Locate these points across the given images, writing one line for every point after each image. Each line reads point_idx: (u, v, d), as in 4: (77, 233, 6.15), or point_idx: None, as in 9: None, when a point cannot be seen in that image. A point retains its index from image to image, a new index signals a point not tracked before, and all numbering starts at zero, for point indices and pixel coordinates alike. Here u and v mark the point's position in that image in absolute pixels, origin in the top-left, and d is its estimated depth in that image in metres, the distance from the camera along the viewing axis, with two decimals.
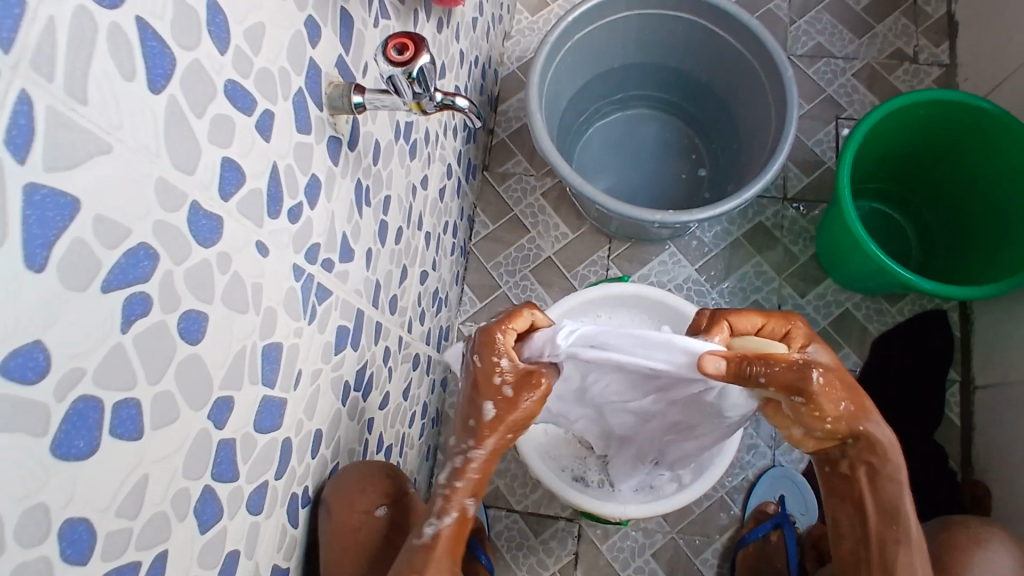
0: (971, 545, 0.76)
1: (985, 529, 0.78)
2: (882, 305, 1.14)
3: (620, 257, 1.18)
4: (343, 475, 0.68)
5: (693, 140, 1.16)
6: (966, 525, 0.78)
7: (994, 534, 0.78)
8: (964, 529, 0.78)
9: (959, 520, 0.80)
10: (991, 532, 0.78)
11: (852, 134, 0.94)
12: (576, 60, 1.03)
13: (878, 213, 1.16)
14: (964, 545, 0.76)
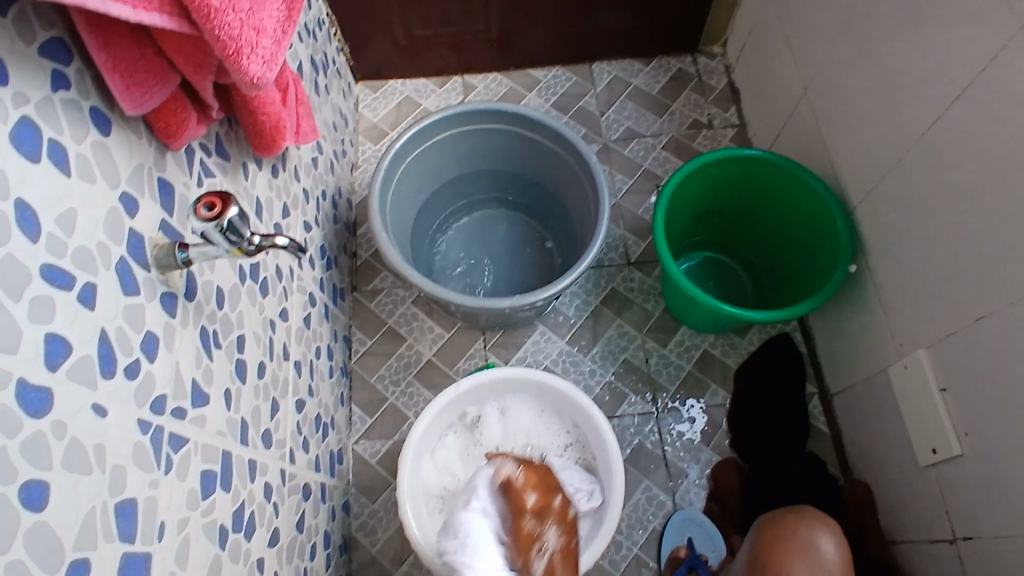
0: (794, 543, 0.78)
1: (798, 517, 0.81)
2: (734, 339, 1.26)
3: (495, 345, 1.25)
4: None
5: (536, 229, 1.28)
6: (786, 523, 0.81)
7: (808, 519, 0.81)
8: (778, 526, 0.81)
9: (773, 518, 0.83)
10: (806, 521, 0.81)
11: (658, 202, 1.08)
12: (413, 179, 1.14)
13: (709, 261, 1.30)
14: (785, 545, 0.78)
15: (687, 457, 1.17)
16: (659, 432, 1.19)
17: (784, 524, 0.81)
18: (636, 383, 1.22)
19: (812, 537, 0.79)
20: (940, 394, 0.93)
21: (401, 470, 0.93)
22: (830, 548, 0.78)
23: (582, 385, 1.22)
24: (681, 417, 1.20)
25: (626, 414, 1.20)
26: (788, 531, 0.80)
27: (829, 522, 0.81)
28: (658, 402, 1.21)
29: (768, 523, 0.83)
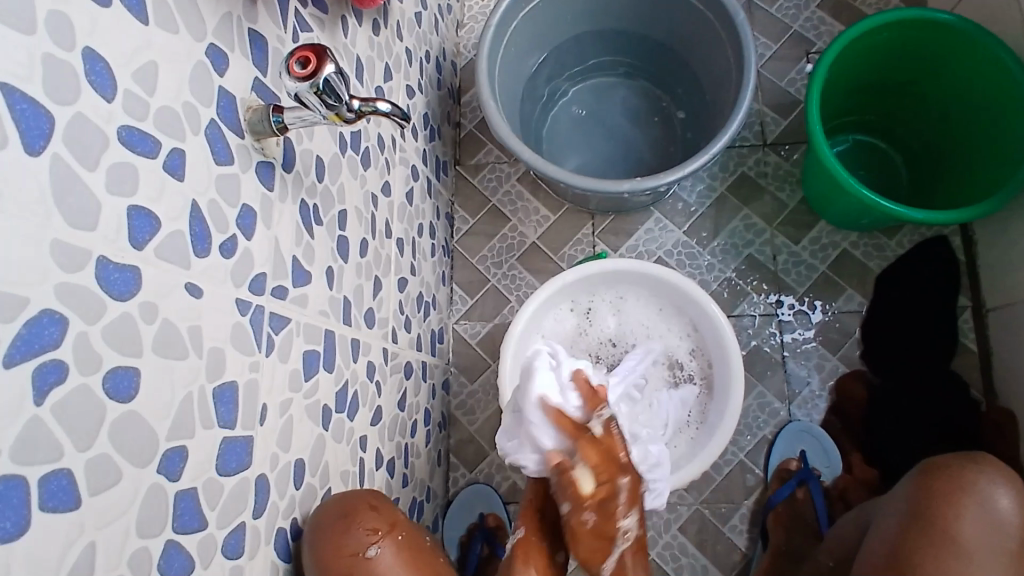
0: (970, 496, 0.68)
1: (974, 463, 0.71)
2: (882, 240, 1.09)
3: (604, 231, 1.16)
4: (327, 509, 0.63)
5: (660, 101, 1.12)
6: (954, 469, 0.71)
7: (987, 469, 0.70)
8: (949, 472, 0.71)
9: (942, 462, 0.73)
10: (987, 473, 0.70)
11: (814, 75, 0.91)
12: (525, 39, 1.01)
13: (863, 145, 1.11)
14: (960, 499, 0.68)
15: (810, 365, 1.07)
16: (780, 337, 1.08)
17: (958, 472, 0.70)
18: (759, 282, 1.10)
19: (989, 487, 0.68)
20: None
21: (503, 358, 0.88)
22: (1008, 503, 0.68)
23: (697, 280, 1.12)
24: (808, 322, 1.08)
25: (744, 315, 1.10)
26: (962, 481, 0.69)
27: (1010, 474, 0.70)
28: (783, 304, 1.09)
29: (933, 466, 0.73)
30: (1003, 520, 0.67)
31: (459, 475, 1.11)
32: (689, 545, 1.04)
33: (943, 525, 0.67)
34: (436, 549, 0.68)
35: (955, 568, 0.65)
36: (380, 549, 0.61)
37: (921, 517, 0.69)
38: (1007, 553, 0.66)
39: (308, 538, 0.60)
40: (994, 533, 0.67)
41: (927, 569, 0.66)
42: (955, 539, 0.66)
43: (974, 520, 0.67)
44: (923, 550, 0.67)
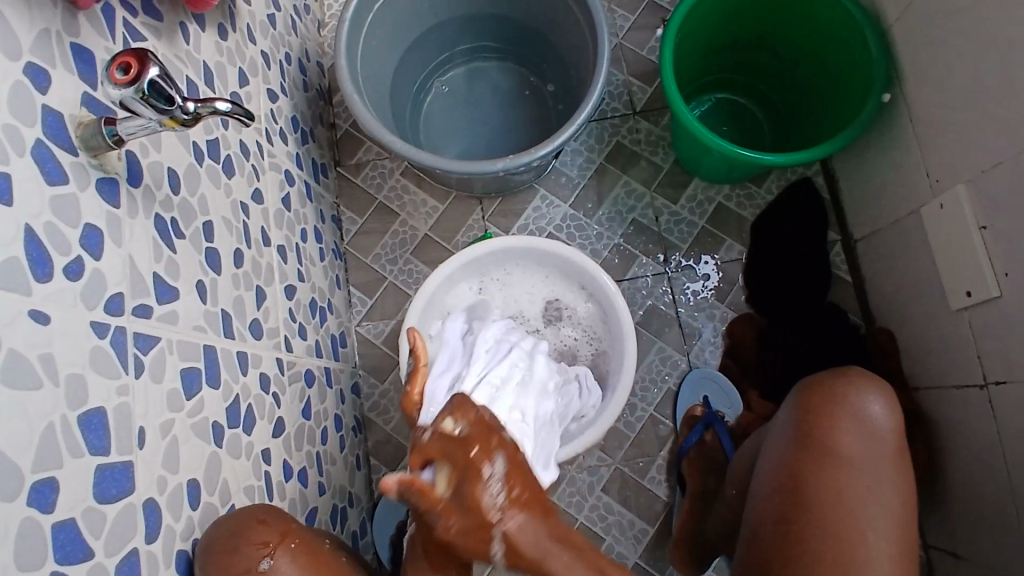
0: (847, 410, 0.69)
1: (850, 377, 0.72)
2: (750, 189, 1.16)
3: (494, 214, 1.17)
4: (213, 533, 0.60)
5: (528, 81, 1.15)
6: (824, 385, 0.72)
7: (860, 383, 0.72)
8: (828, 390, 0.71)
9: (817, 382, 0.73)
10: (855, 383, 0.72)
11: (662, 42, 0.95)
12: (385, 31, 1.00)
13: (725, 103, 1.18)
14: (841, 414, 0.69)
15: (702, 316, 1.12)
16: (672, 293, 1.13)
17: (829, 388, 0.72)
18: (647, 244, 1.15)
19: (864, 399, 0.70)
20: (979, 232, 0.83)
21: (404, 347, 0.88)
22: (883, 413, 0.70)
23: (589, 249, 1.15)
24: (694, 275, 1.14)
25: (636, 277, 1.14)
26: (836, 396, 0.70)
27: (880, 383, 0.72)
28: (671, 262, 1.14)
29: (811, 387, 0.74)
30: (880, 430, 0.69)
31: (382, 476, 1.10)
32: (613, 503, 1.07)
33: (827, 445, 0.68)
34: (336, 550, 0.68)
35: (851, 487, 0.65)
36: (274, 561, 0.60)
37: (806, 442, 0.69)
38: (889, 461, 0.67)
39: (201, 561, 0.58)
40: (875, 442, 0.68)
41: (818, 485, 0.66)
42: (839, 451, 0.67)
43: (854, 432, 0.68)
44: (816, 469, 0.67)
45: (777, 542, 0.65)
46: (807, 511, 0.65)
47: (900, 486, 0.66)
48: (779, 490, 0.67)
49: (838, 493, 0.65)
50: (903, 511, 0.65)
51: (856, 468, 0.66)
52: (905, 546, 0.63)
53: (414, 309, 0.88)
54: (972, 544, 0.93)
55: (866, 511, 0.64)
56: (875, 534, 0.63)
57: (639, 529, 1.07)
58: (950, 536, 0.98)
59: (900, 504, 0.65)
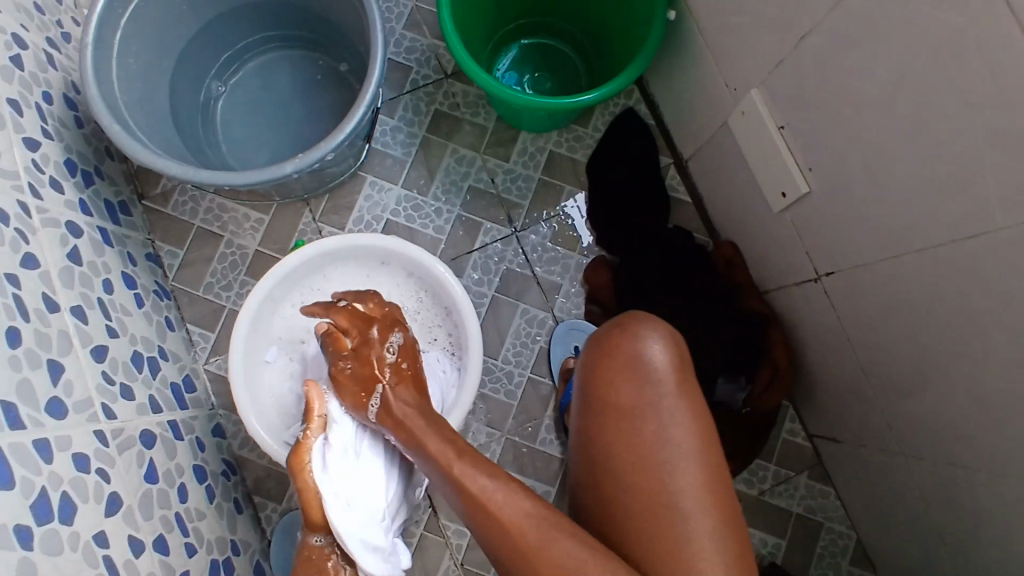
0: (624, 363, 0.67)
1: (626, 325, 0.69)
2: (578, 131, 1.14)
3: (325, 213, 1.10)
4: None
5: (320, 65, 1.07)
6: (604, 339, 0.70)
7: (635, 326, 0.69)
8: (607, 345, 0.69)
9: (601, 335, 0.71)
10: (630, 329, 0.69)
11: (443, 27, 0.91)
12: (142, 45, 0.90)
13: (535, 50, 1.13)
14: (620, 369, 0.67)
15: (558, 268, 1.11)
16: (524, 253, 1.11)
17: (608, 341, 0.69)
18: (488, 208, 1.11)
19: (638, 345, 0.67)
20: (779, 133, 0.83)
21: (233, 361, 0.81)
22: (661, 353, 0.67)
23: (431, 227, 1.10)
24: (541, 230, 1.12)
25: (484, 244, 1.11)
26: (611, 349, 0.68)
27: (656, 322, 0.69)
28: (516, 222, 1.11)
29: (596, 343, 0.71)
30: (657, 372, 0.66)
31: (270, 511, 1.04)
32: (511, 473, 1.06)
33: (610, 400, 0.67)
34: None
35: (637, 439, 0.64)
36: None
37: (595, 402, 0.68)
38: (670, 399, 0.66)
39: None
40: (656, 388, 0.66)
41: (613, 448, 0.65)
42: (620, 406, 0.66)
43: (633, 385, 0.66)
44: (608, 431, 0.66)
45: (593, 510, 0.66)
46: (608, 476, 0.65)
47: (692, 423, 0.65)
48: (585, 459, 0.67)
49: (630, 450, 0.64)
50: (695, 445, 0.65)
51: (641, 421, 0.65)
52: (706, 478, 0.64)
53: (237, 337, 0.81)
54: (846, 425, 0.98)
55: (656, 462, 0.63)
56: (672, 480, 0.63)
57: (542, 492, 1.06)
58: (824, 422, 1.02)
59: (692, 439, 0.65)
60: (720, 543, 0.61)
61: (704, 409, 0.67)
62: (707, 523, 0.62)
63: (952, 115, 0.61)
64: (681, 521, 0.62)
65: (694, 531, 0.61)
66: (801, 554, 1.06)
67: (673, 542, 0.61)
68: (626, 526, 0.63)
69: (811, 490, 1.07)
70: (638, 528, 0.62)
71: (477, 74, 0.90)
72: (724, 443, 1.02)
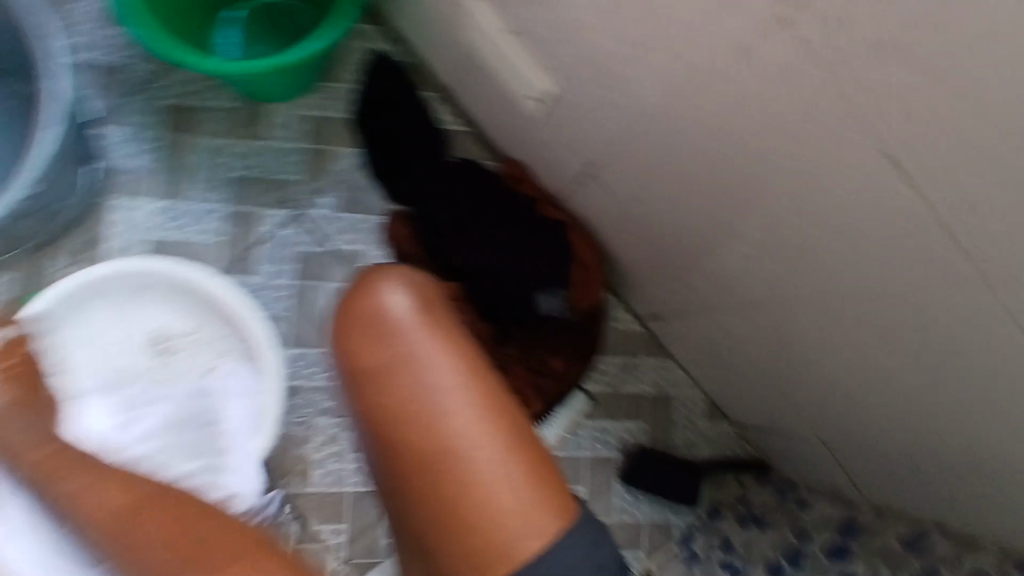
0: (366, 325, 0.66)
1: (362, 284, 0.68)
2: (332, 88, 1.07)
3: (78, 252, 0.98)
4: None
5: (14, 90, 0.93)
6: (346, 304, 0.67)
7: (370, 284, 0.67)
8: (348, 316, 0.67)
9: (343, 303, 0.68)
10: (367, 287, 0.67)
11: (130, 19, 0.82)
12: None
13: (255, 14, 1.04)
14: (365, 333, 0.66)
15: (354, 235, 1.05)
16: (314, 230, 1.04)
17: (350, 306, 0.67)
18: (261, 194, 1.03)
19: (376, 299, 0.66)
20: (503, 38, 0.81)
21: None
22: (400, 300, 0.66)
23: (204, 232, 1.01)
24: (325, 201, 1.05)
25: (269, 233, 1.03)
26: (353, 314, 0.66)
27: (391, 272, 0.68)
28: (295, 200, 1.04)
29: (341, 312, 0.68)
30: (401, 319, 0.65)
31: None
32: None
33: (365, 361, 0.65)
34: None
35: (401, 389, 0.63)
36: None
37: (354, 369, 0.65)
38: (422, 340, 0.65)
39: None
40: (403, 337, 0.65)
41: (381, 406, 0.63)
42: (376, 363, 0.64)
43: (380, 342, 0.65)
44: (370, 394, 0.64)
45: (386, 475, 0.64)
46: (383, 438, 0.63)
47: (450, 355, 0.64)
48: (364, 427, 0.65)
49: (396, 402, 0.63)
50: (459, 375, 0.64)
51: (397, 370, 0.64)
52: (477, 401, 0.63)
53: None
54: (665, 300, 1.01)
55: (424, 405, 0.62)
56: (443, 417, 0.62)
57: None
58: (647, 303, 1.05)
59: (453, 369, 0.64)
60: (506, 459, 0.61)
61: (463, 340, 0.67)
62: (488, 445, 0.61)
63: None
64: (461, 453, 0.61)
65: (479, 457, 0.61)
66: (662, 427, 1.11)
67: (460, 476, 0.60)
68: (416, 478, 0.61)
69: (656, 368, 1.12)
70: (423, 474, 0.61)
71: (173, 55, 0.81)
72: (560, 353, 1.04)
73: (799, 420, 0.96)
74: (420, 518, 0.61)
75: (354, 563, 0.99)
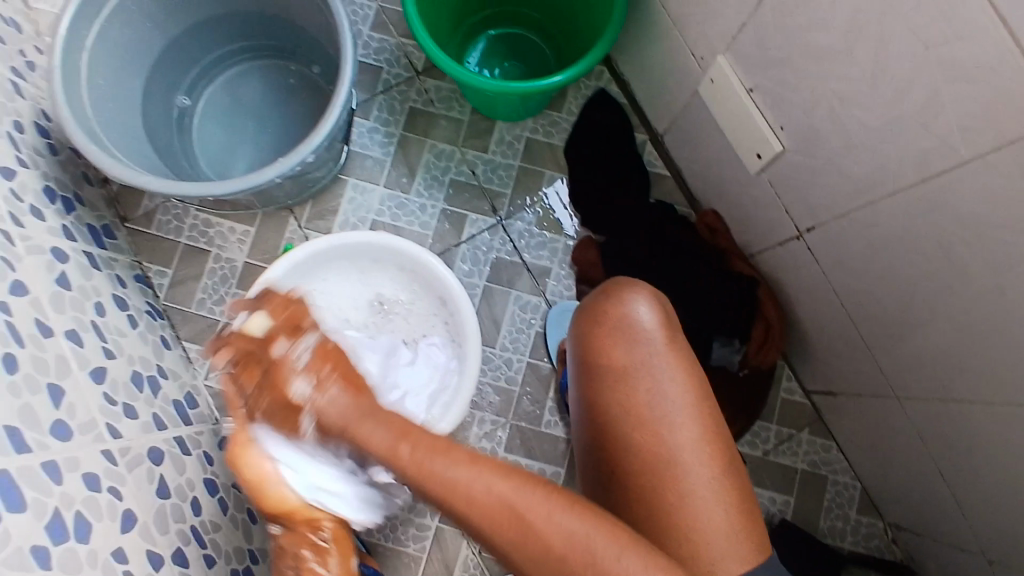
0: (612, 327, 0.70)
1: (614, 291, 0.72)
2: (553, 116, 1.15)
3: (310, 219, 1.11)
4: None
5: (291, 70, 1.07)
6: (597, 306, 0.72)
7: (624, 292, 0.71)
8: (595, 314, 0.72)
9: (592, 303, 0.73)
10: (621, 295, 0.71)
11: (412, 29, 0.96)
12: (113, 69, 0.91)
13: (503, 40, 1.14)
14: (610, 335, 0.70)
15: (546, 252, 1.12)
16: (511, 241, 1.12)
17: (602, 309, 0.71)
18: (471, 200, 1.12)
19: (628, 309, 0.70)
20: (749, 95, 0.85)
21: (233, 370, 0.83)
22: (650, 315, 0.70)
23: (417, 223, 1.11)
24: (526, 216, 1.13)
25: (471, 236, 1.12)
26: (605, 317, 0.70)
27: (644, 286, 0.72)
28: (500, 210, 1.13)
29: (588, 311, 0.73)
30: (649, 334, 0.69)
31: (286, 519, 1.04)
32: (520, 459, 1.06)
33: (606, 365, 0.69)
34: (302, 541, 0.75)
35: (638, 399, 0.67)
36: None
37: (593, 368, 0.70)
38: (663, 358, 0.68)
39: None
40: (645, 348, 0.69)
41: (614, 409, 0.68)
42: (618, 368, 0.69)
43: (624, 346, 0.69)
44: (605, 392, 0.69)
45: (601, 469, 0.69)
46: (611, 438, 0.68)
47: (686, 377, 0.68)
48: (589, 423, 0.70)
49: (631, 409, 0.67)
50: (690, 398, 0.67)
51: (638, 379, 0.68)
52: (704, 428, 0.67)
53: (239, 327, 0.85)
54: (842, 378, 0.99)
55: (658, 419, 0.66)
56: (671, 431, 0.66)
57: (552, 473, 1.07)
58: (821, 377, 1.04)
59: (688, 394, 0.68)
60: (719, 485, 0.65)
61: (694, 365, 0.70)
62: (709, 472, 0.65)
63: (907, 54, 0.63)
64: (683, 469, 0.65)
65: (699, 480, 0.64)
66: (809, 507, 1.08)
67: (677, 490, 0.64)
68: (633, 484, 0.66)
69: (813, 445, 1.09)
70: (643, 478, 0.65)
71: (449, 68, 0.91)
72: (722, 406, 1.04)
73: (971, 532, 0.91)
74: (628, 517, 0.66)
75: (485, 557, 1.03)
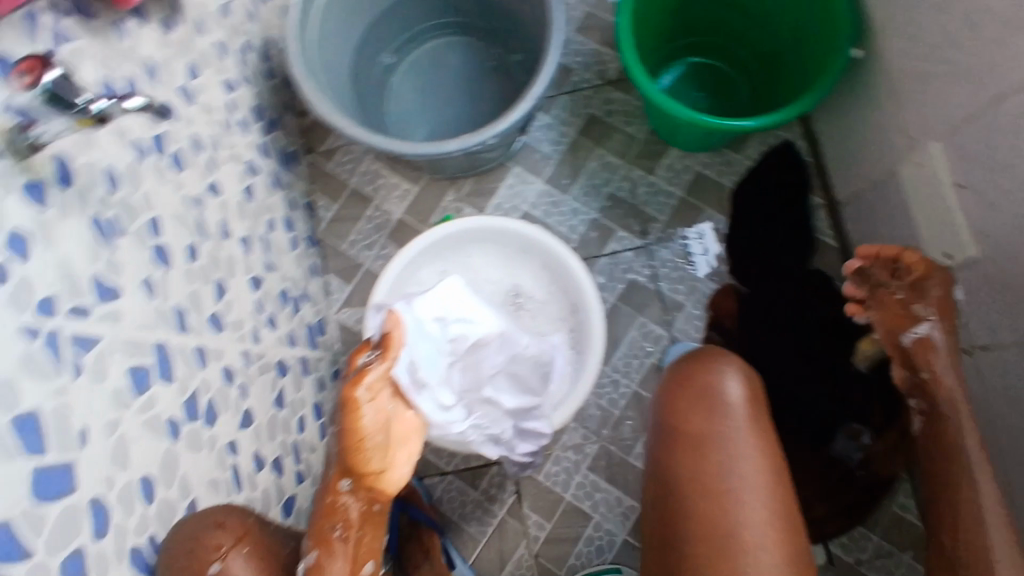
0: (695, 393, 0.68)
1: (704, 360, 0.70)
2: (730, 156, 1.13)
3: (468, 194, 1.16)
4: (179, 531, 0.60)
5: (492, 53, 1.12)
6: (684, 372, 0.70)
7: (713, 363, 0.70)
8: (681, 379, 0.70)
9: (680, 368, 0.71)
10: (711, 365, 0.69)
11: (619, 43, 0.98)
12: (341, 16, 0.99)
13: (702, 69, 1.13)
14: (694, 402, 0.68)
15: (684, 288, 1.10)
16: (652, 267, 1.11)
17: (689, 375, 0.70)
18: (623, 217, 1.13)
19: (716, 380, 0.68)
20: (955, 189, 0.79)
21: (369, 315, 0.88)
22: (739, 391, 0.67)
23: (565, 226, 1.13)
24: (673, 247, 1.11)
25: (614, 251, 1.12)
26: (689, 383, 0.69)
27: (736, 361, 0.70)
28: (650, 234, 1.12)
29: (674, 376, 0.71)
30: (734, 411, 0.67)
31: None
32: (600, 480, 1.06)
33: (684, 430, 0.68)
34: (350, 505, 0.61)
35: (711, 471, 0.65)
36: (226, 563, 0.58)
37: (671, 431, 0.69)
38: (746, 437, 0.66)
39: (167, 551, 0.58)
40: (727, 421, 0.66)
41: (682, 477, 0.66)
42: (694, 436, 0.67)
43: (701, 414, 0.67)
44: (676, 455, 0.67)
45: (665, 534, 0.66)
46: (679, 504, 0.66)
47: (763, 456, 0.65)
48: (659, 485, 0.68)
49: (700, 480, 0.65)
50: (768, 482, 0.64)
51: (713, 451, 0.65)
52: (778, 516, 0.63)
53: (383, 281, 0.89)
54: None
55: (729, 495, 0.63)
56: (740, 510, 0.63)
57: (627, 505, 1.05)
58: None
59: (766, 479, 0.64)
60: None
61: (775, 448, 0.67)
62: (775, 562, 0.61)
63: None
64: (744, 551, 0.61)
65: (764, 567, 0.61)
66: None
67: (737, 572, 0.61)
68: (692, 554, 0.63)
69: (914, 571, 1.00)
70: (699, 548, 0.63)
71: (645, 88, 0.91)
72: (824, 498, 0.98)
73: None
74: None
75: (540, 562, 1.03)
